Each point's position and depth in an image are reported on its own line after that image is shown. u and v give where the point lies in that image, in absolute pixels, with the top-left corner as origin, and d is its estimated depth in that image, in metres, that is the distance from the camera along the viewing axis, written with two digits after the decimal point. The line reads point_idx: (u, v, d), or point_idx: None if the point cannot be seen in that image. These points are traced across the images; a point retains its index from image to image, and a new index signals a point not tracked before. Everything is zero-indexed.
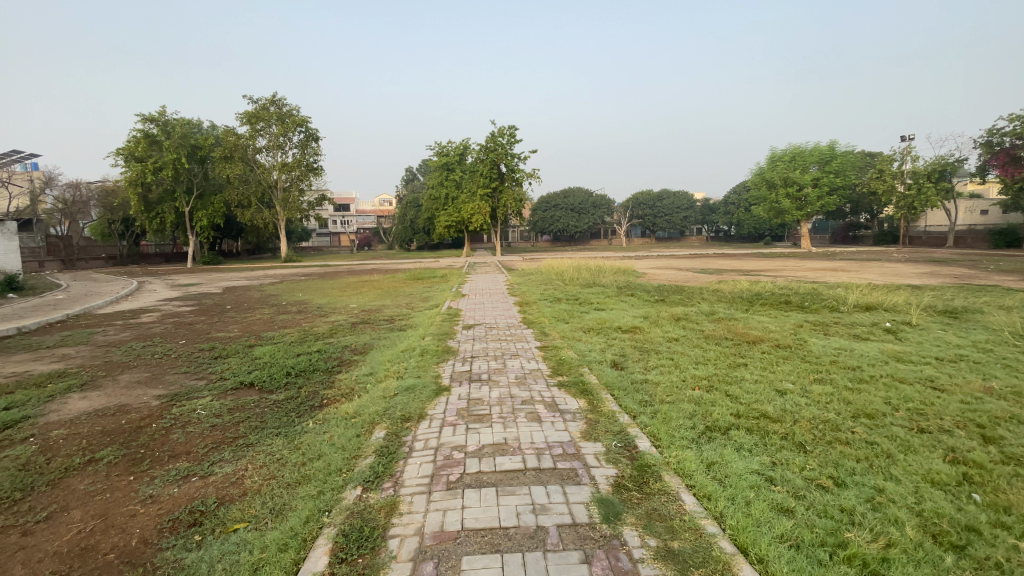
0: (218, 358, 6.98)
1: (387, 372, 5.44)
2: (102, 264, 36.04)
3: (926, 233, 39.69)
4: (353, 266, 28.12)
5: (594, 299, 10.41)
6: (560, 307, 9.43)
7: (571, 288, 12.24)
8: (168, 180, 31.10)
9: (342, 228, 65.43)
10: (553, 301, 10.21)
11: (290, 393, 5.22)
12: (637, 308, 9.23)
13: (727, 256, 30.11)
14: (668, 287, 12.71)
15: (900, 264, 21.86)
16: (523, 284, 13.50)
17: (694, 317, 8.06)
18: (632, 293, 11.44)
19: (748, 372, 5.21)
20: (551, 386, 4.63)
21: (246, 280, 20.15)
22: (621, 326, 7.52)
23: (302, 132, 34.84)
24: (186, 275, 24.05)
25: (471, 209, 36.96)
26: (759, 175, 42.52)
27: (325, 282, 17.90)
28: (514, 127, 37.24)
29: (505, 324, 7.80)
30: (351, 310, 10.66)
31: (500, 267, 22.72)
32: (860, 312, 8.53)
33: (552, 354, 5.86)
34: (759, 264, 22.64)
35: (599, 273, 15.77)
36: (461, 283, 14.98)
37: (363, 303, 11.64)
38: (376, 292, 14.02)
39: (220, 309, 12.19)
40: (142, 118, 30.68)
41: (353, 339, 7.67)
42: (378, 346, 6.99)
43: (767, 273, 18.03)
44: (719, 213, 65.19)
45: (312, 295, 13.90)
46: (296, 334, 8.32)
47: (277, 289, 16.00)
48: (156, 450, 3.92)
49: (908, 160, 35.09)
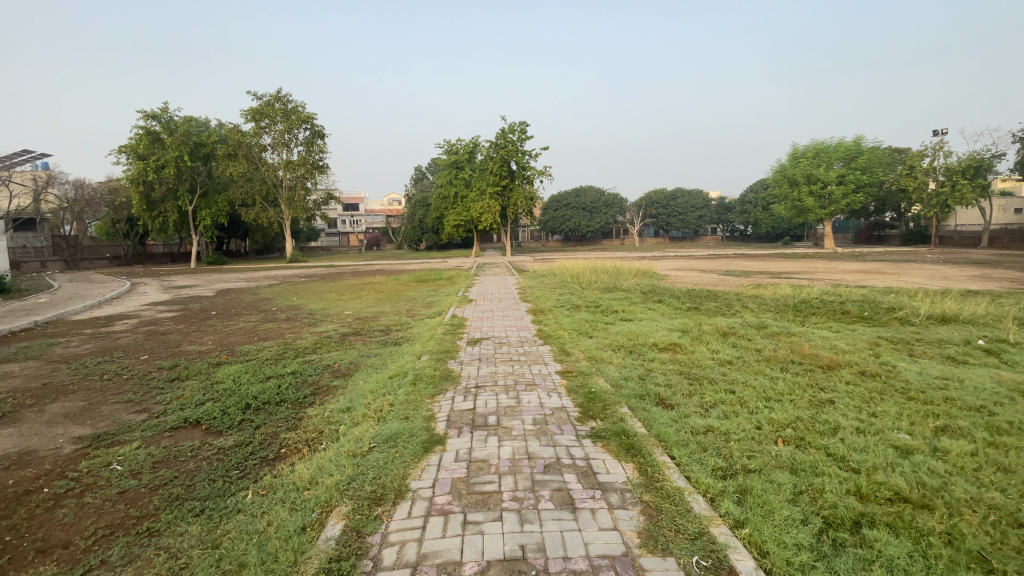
0: (173, 380, 5.82)
1: (369, 407, 4.23)
2: (106, 264, 35.43)
3: (959, 233, 37.68)
4: (358, 267, 27.06)
5: (618, 307, 9.12)
6: (580, 317, 8.15)
7: (590, 292, 10.95)
8: (171, 179, 30.29)
9: (351, 228, 64.68)
10: (571, 309, 8.94)
11: (242, 437, 4.06)
12: (671, 319, 7.92)
13: (750, 257, 28.65)
14: (699, 292, 11.39)
15: (941, 266, 20.25)
16: (537, 288, 12.26)
17: (743, 332, 6.74)
18: (660, 299, 10.11)
19: (844, 416, 3.91)
20: (582, 438, 3.38)
21: (243, 282, 19.16)
22: (658, 343, 6.23)
23: (307, 128, 33.81)
24: (185, 277, 23.15)
25: (480, 208, 35.78)
26: (781, 172, 40.81)
27: (324, 285, 16.77)
28: (525, 123, 35.89)
29: (518, 339, 6.56)
30: (344, 318, 9.47)
31: (510, 269, 21.48)
32: (941, 326, 7.14)
33: (579, 383, 4.59)
34: (786, 266, 21.15)
35: (618, 276, 14.49)
36: (468, 286, 13.81)
37: (359, 310, 10.47)
38: (375, 296, 12.89)
39: (203, 315, 11.08)
40: (145, 114, 29.91)
41: (338, 356, 6.47)
42: (366, 366, 5.79)
43: (801, 276, 16.55)
44: (735, 212, 63.34)
45: (307, 300, 12.79)
46: (274, 348, 7.13)
47: (270, 292, 14.88)
48: (24, 540, 2.75)
49: (941, 157, 33.26)
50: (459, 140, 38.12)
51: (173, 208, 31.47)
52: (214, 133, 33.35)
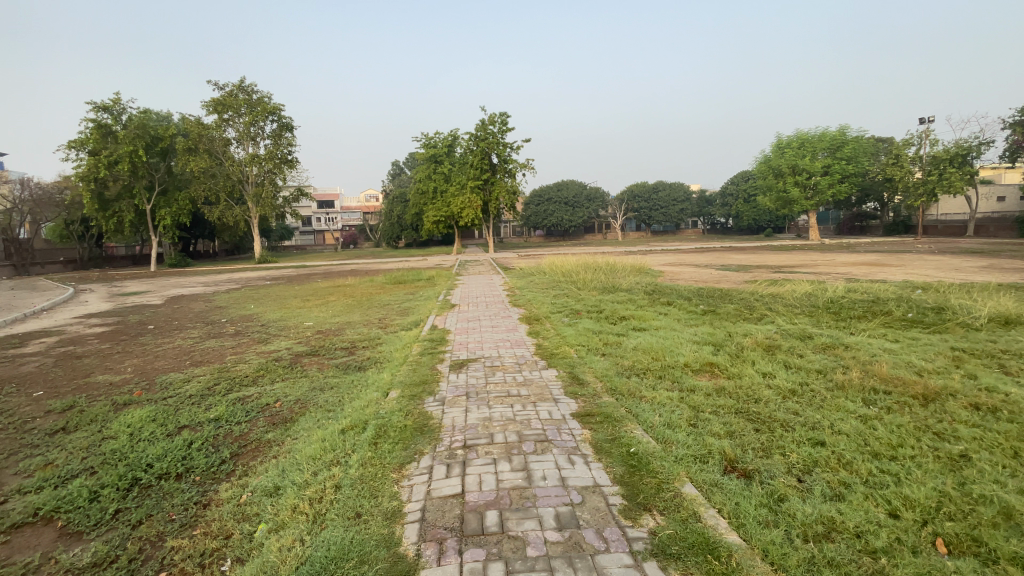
0: (54, 432, 4.31)
1: (305, 493, 2.82)
2: (58, 268, 32.84)
3: (942, 222, 37.50)
4: (332, 267, 25.43)
5: (626, 312, 7.86)
6: (583, 327, 6.79)
7: (588, 294, 9.68)
8: (125, 176, 27.99)
9: (326, 226, 62.34)
10: (570, 317, 7.58)
11: (106, 546, 2.64)
12: (693, 327, 6.63)
13: (739, 250, 27.78)
14: (708, 290, 10.22)
15: (940, 257, 19.58)
16: (527, 289, 10.95)
17: (787, 344, 5.52)
18: (669, 300, 8.82)
19: (1003, 488, 2.70)
20: (645, 561, 2.06)
21: (200, 287, 17.36)
22: (691, 363, 4.93)
23: (274, 120, 31.76)
24: (138, 282, 21.18)
25: (461, 203, 34.29)
26: (766, 163, 40.15)
27: (288, 289, 15.08)
28: (506, 114, 34.30)
29: (514, 361, 5.21)
30: (303, 332, 7.94)
31: (493, 266, 20.13)
32: (1013, 331, 6.04)
33: (609, 436, 3.27)
34: (782, 259, 20.27)
35: (614, 273, 13.26)
36: (449, 288, 12.42)
37: (322, 320, 8.94)
38: (345, 301, 11.41)
39: (138, 329, 9.39)
40: (95, 106, 27.58)
41: (283, 389, 5.02)
42: (319, 406, 4.40)
43: (804, 270, 15.54)
44: (717, 204, 62.93)
45: (265, 308, 11.21)
46: (204, 379, 5.60)
47: (226, 299, 13.18)
48: None
49: (926, 146, 32.97)
50: (437, 132, 36.52)
51: (129, 206, 29.12)
52: (173, 125, 31.06)
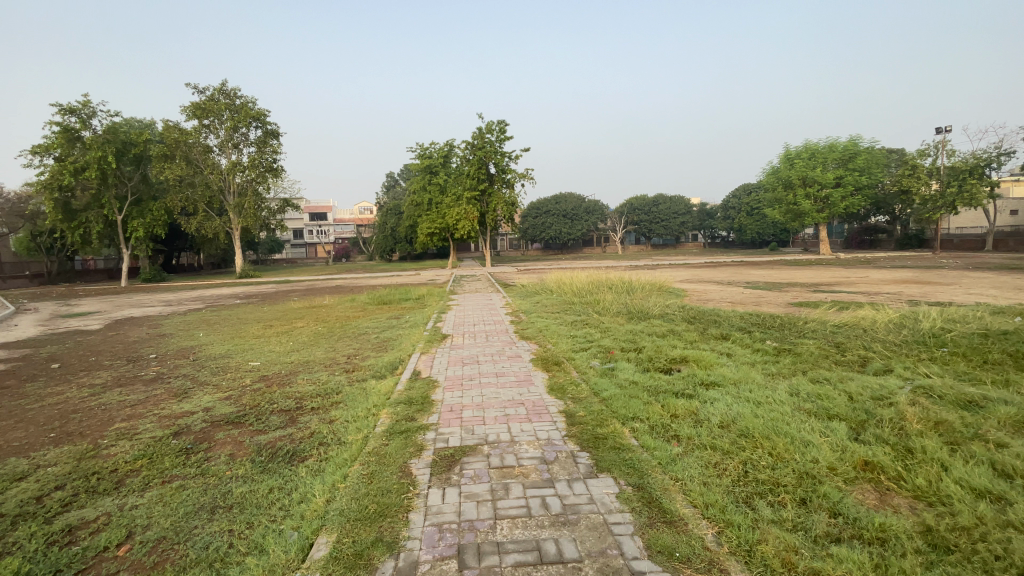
0: None
1: None
2: (23, 282, 30.42)
3: (959, 236, 35.83)
4: (316, 283, 23.44)
5: (674, 351, 5.90)
6: (628, 378, 4.81)
7: (614, 322, 7.74)
8: (94, 184, 26.00)
9: (317, 238, 60.34)
10: (604, 362, 5.54)
11: None
12: (785, 383, 4.66)
13: (752, 265, 25.93)
14: (757, 316, 8.30)
15: (985, 274, 17.75)
16: (535, 315, 8.99)
17: (956, 418, 3.55)
18: (722, 332, 6.83)
19: None
20: None
21: (159, 307, 15.27)
22: (838, 465, 2.95)
23: (258, 127, 29.77)
24: (96, 300, 19.08)
25: (456, 215, 32.41)
26: (774, 175, 38.44)
27: (254, 310, 12.96)
28: (504, 121, 32.40)
29: (537, 460, 3.09)
30: (239, 380, 5.86)
31: (492, 283, 18.21)
32: None
33: None
34: (810, 276, 18.37)
35: (633, 294, 11.39)
36: (442, 311, 10.46)
37: (272, 359, 6.87)
38: (314, 329, 9.41)
39: (38, 369, 7.33)
40: (62, 109, 25.69)
41: (146, 512, 2.95)
42: (180, 570, 2.36)
43: (846, 289, 13.65)
44: (719, 218, 61.33)
45: (215, 337, 9.16)
46: (41, 480, 3.52)
47: (175, 324, 11.04)
48: None
49: (944, 156, 31.38)
50: (432, 142, 34.85)
51: (97, 216, 26.89)
52: (149, 131, 29.10)
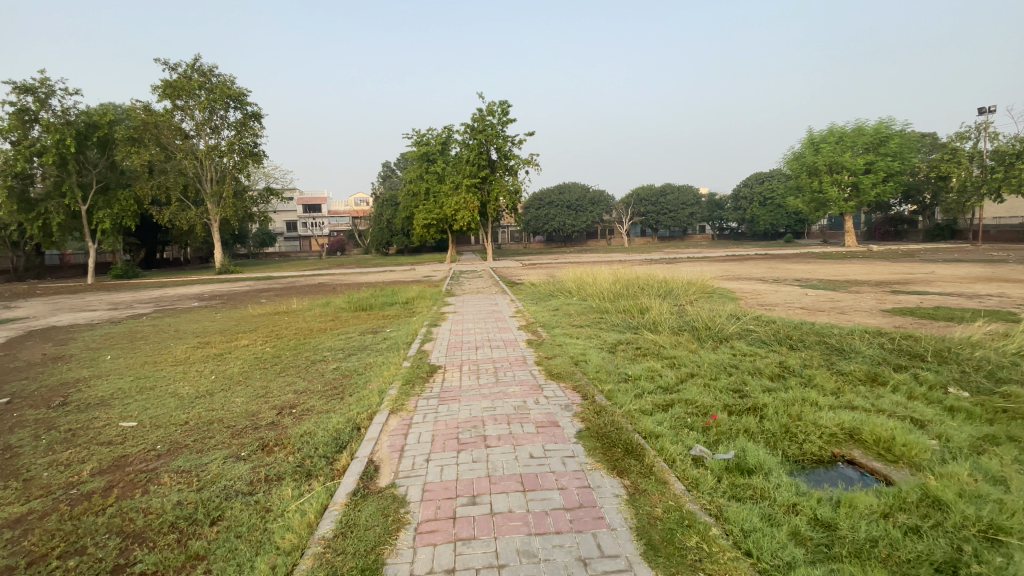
0: None
1: None
2: None
3: (996, 227, 33.23)
4: (297, 280, 20.92)
5: (822, 416, 3.39)
6: (798, 505, 2.33)
7: (677, 347, 5.31)
8: (54, 171, 23.44)
9: (310, 232, 57.78)
10: (713, 446, 3.03)
11: None
12: None
13: (783, 259, 23.40)
14: (877, 335, 5.80)
15: None
16: (558, 331, 6.53)
17: None
18: (865, 371, 4.33)
19: None
20: None
21: (99, 312, 12.79)
22: None
23: (236, 107, 27.03)
24: (39, 302, 16.62)
25: (454, 204, 29.83)
26: (796, 161, 35.69)
27: (205, 318, 10.51)
28: (506, 102, 29.62)
29: None
30: (73, 469, 3.39)
31: (496, 280, 15.77)
32: None
33: None
34: (865, 271, 15.82)
35: (677, 297, 8.95)
36: (430, 323, 7.97)
37: (163, 413, 4.40)
38: (258, 349, 6.93)
39: None
40: (17, 87, 23.12)
41: None
42: None
43: (928, 289, 11.18)
44: (729, 208, 58.74)
45: (122, 364, 6.68)
46: None
47: (93, 339, 8.60)
48: None
49: (987, 140, 28.68)
50: (428, 126, 32.19)
51: (58, 207, 24.10)
52: (116, 113, 26.45)
